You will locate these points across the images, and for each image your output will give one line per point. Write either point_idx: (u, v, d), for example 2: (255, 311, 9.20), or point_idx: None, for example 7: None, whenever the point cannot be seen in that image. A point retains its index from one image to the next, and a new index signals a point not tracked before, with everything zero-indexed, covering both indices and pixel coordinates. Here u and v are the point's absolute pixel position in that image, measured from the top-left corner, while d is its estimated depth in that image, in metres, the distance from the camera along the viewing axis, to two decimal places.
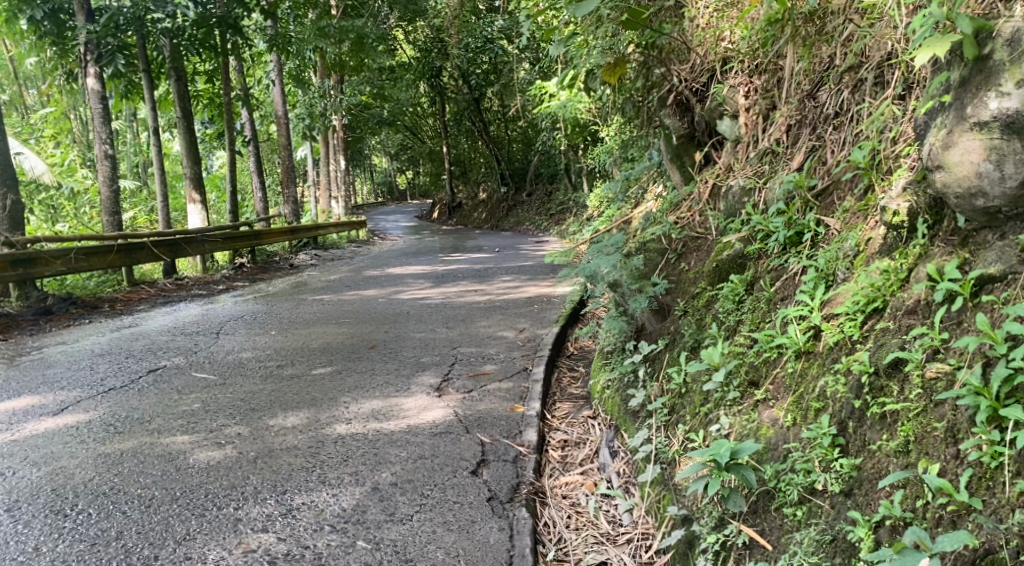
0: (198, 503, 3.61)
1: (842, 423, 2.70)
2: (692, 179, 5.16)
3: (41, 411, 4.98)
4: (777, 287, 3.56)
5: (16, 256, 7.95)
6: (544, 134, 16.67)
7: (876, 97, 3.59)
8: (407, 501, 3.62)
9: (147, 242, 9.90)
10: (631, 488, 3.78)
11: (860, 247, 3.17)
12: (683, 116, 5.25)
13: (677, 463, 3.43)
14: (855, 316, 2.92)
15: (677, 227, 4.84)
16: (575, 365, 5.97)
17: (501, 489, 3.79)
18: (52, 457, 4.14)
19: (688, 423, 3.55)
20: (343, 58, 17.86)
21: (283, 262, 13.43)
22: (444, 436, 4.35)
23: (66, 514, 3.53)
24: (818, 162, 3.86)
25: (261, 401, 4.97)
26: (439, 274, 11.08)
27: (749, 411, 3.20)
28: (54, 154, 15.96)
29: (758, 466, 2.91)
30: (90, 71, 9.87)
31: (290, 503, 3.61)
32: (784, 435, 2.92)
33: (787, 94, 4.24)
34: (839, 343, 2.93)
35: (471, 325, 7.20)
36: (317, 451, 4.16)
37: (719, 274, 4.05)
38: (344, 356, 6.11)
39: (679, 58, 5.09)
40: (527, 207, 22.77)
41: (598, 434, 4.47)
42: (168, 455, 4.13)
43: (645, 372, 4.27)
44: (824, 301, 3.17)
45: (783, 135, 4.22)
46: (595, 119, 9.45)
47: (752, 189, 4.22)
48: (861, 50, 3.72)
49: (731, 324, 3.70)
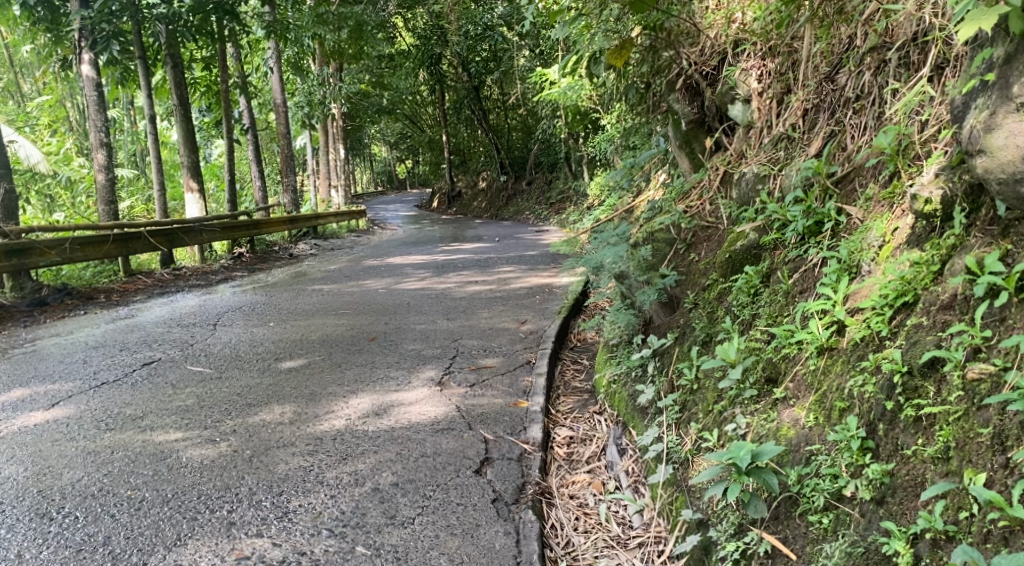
0: (190, 505, 3.46)
1: (871, 424, 2.55)
2: (702, 166, 4.93)
3: (30, 405, 4.81)
4: (796, 279, 3.39)
5: (9, 246, 7.78)
6: (544, 123, 16.51)
7: (901, 78, 3.42)
8: (408, 503, 3.47)
9: (144, 232, 9.72)
10: (640, 488, 3.63)
11: (886, 239, 3.01)
12: (693, 101, 5.02)
13: (691, 463, 3.29)
14: (883, 311, 2.76)
15: (687, 216, 4.65)
16: (579, 358, 5.82)
17: (506, 489, 3.64)
18: (39, 456, 3.98)
19: (701, 422, 3.40)
20: (342, 45, 17.65)
21: (282, 251, 13.28)
22: (447, 433, 4.20)
23: (52, 517, 3.37)
24: (837, 148, 3.68)
25: (258, 396, 4.81)
26: (439, 264, 10.94)
27: (768, 410, 3.06)
28: (50, 143, 15.76)
29: (779, 469, 2.76)
30: (85, 58, 9.66)
31: (286, 505, 3.45)
32: (807, 436, 2.77)
33: (804, 76, 4.05)
34: (865, 339, 2.78)
35: (472, 317, 7.05)
36: (315, 449, 4.00)
37: (732, 265, 3.87)
38: (343, 349, 5.96)
39: (689, 40, 4.94)
40: (528, 195, 22.61)
41: (604, 430, 4.31)
42: (160, 454, 3.97)
43: (655, 366, 4.11)
44: (848, 294, 3.01)
45: (799, 119, 4.04)
46: (597, 106, 9.28)
47: (767, 176, 4.03)
48: (885, 29, 3.55)
49: (746, 318, 3.54)
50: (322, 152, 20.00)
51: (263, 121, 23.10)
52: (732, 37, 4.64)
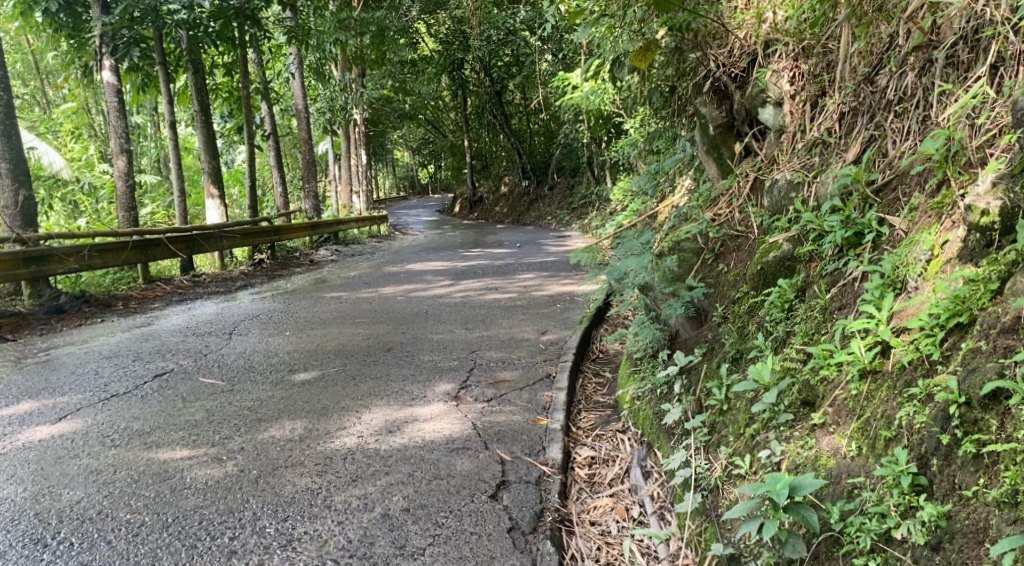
0: (190, 531, 3.31)
1: (923, 459, 2.38)
2: (730, 172, 4.64)
3: (38, 418, 4.69)
4: (833, 294, 3.17)
5: (28, 254, 7.67)
6: (567, 127, 16.29)
7: (949, 79, 3.21)
8: (419, 532, 3.29)
9: (164, 238, 9.61)
10: (666, 515, 3.42)
11: (935, 252, 2.78)
12: (720, 104, 4.79)
13: (721, 492, 3.08)
14: (934, 332, 2.57)
15: (715, 225, 4.42)
16: (600, 370, 5.60)
17: (523, 516, 3.45)
18: (40, 474, 3.84)
19: (731, 446, 3.18)
20: (365, 51, 17.54)
21: (303, 258, 13.16)
22: (462, 453, 4.00)
23: (46, 544, 3.25)
24: (877, 154, 3.45)
25: (268, 411, 4.65)
26: (459, 270, 10.76)
27: (804, 436, 2.84)
28: (73, 149, 15.82)
29: (818, 504, 2.58)
30: (106, 64, 9.65)
31: (291, 533, 3.30)
32: (849, 467, 2.58)
33: (841, 78, 3.81)
34: (914, 362, 2.58)
35: (492, 326, 6.86)
36: (325, 469, 3.83)
37: (763, 278, 3.64)
38: (358, 360, 5.78)
39: (717, 41, 4.72)
40: (549, 200, 22.39)
41: (628, 450, 4.09)
42: (164, 473, 3.82)
43: (681, 385, 3.88)
44: (893, 312, 2.78)
45: (836, 123, 3.80)
46: (621, 110, 9.08)
47: (800, 183, 3.79)
48: (932, 27, 3.32)
49: (780, 336, 3.32)
50: (344, 158, 19.92)
51: (285, 126, 23.11)
52: (763, 37, 4.39)
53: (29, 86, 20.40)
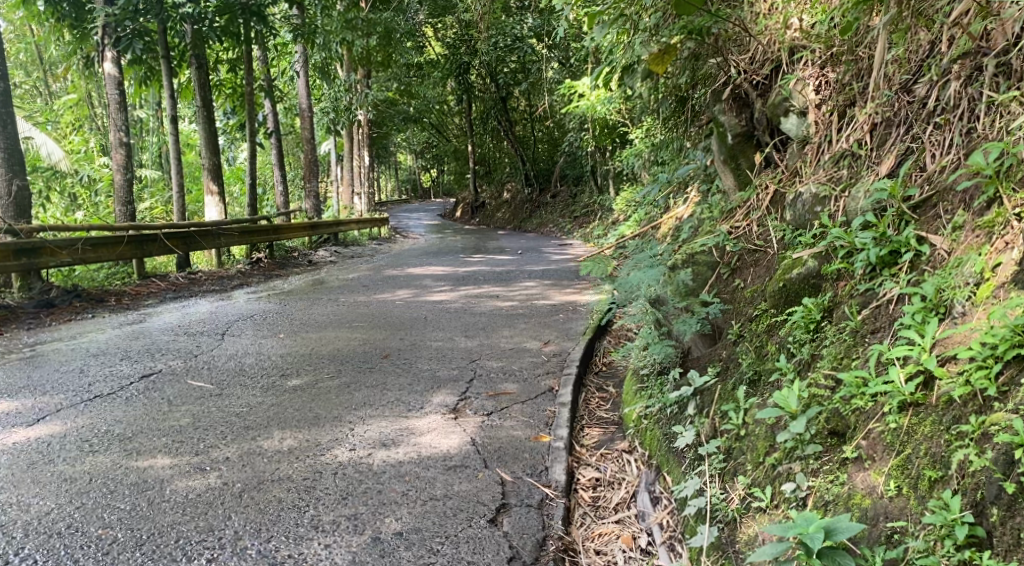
0: (166, 551, 3.08)
1: (979, 507, 2.19)
2: (748, 183, 4.40)
3: (13, 420, 4.44)
4: (866, 316, 2.95)
5: (19, 245, 7.41)
6: (573, 136, 16.12)
7: (998, 90, 3.00)
8: (413, 559, 3.06)
9: (159, 233, 9.33)
10: (676, 546, 3.18)
11: (985, 275, 2.58)
12: (740, 112, 4.60)
13: (740, 524, 2.85)
14: (988, 364, 2.36)
15: (733, 237, 4.19)
16: (604, 385, 5.35)
17: (524, 544, 3.22)
18: (12, 481, 3.60)
19: (750, 475, 2.95)
20: (371, 52, 17.32)
21: (301, 258, 12.90)
22: (461, 471, 3.77)
23: (8, 561, 3.01)
24: (915, 167, 3.23)
25: (257, 418, 4.41)
26: (461, 275, 10.56)
27: (835, 469, 2.62)
28: (74, 141, 15.65)
29: (852, 548, 2.38)
30: (106, 55, 9.22)
31: (274, 556, 3.07)
32: (886, 508, 2.39)
33: (874, 87, 3.58)
34: (963, 397, 2.38)
35: (492, 335, 6.63)
36: (313, 484, 3.60)
37: (786, 296, 3.40)
38: (354, 366, 5.55)
39: (737, 46, 4.55)
40: (551, 208, 22.26)
41: (635, 473, 3.85)
42: (143, 484, 3.58)
43: (694, 406, 3.63)
44: (936, 339, 2.58)
45: (866, 134, 3.57)
46: (629, 119, 8.88)
47: (827, 197, 3.57)
48: (982, 33, 3.11)
49: (805, 357, 3.08)
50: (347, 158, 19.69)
51: (289, 125, 22.82)
52: (788, 43, 4.18)
53: (33, 76, 20.14)
